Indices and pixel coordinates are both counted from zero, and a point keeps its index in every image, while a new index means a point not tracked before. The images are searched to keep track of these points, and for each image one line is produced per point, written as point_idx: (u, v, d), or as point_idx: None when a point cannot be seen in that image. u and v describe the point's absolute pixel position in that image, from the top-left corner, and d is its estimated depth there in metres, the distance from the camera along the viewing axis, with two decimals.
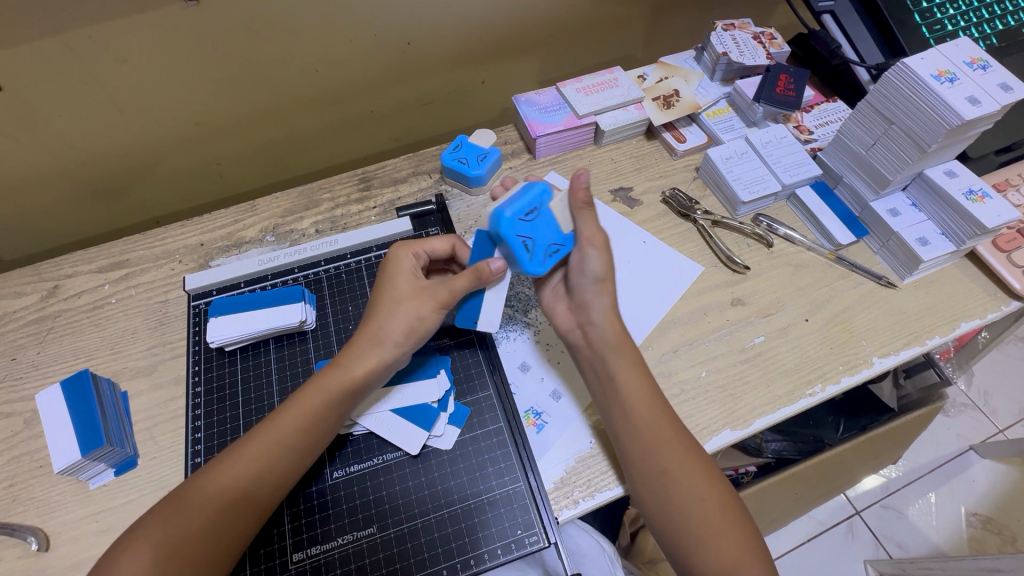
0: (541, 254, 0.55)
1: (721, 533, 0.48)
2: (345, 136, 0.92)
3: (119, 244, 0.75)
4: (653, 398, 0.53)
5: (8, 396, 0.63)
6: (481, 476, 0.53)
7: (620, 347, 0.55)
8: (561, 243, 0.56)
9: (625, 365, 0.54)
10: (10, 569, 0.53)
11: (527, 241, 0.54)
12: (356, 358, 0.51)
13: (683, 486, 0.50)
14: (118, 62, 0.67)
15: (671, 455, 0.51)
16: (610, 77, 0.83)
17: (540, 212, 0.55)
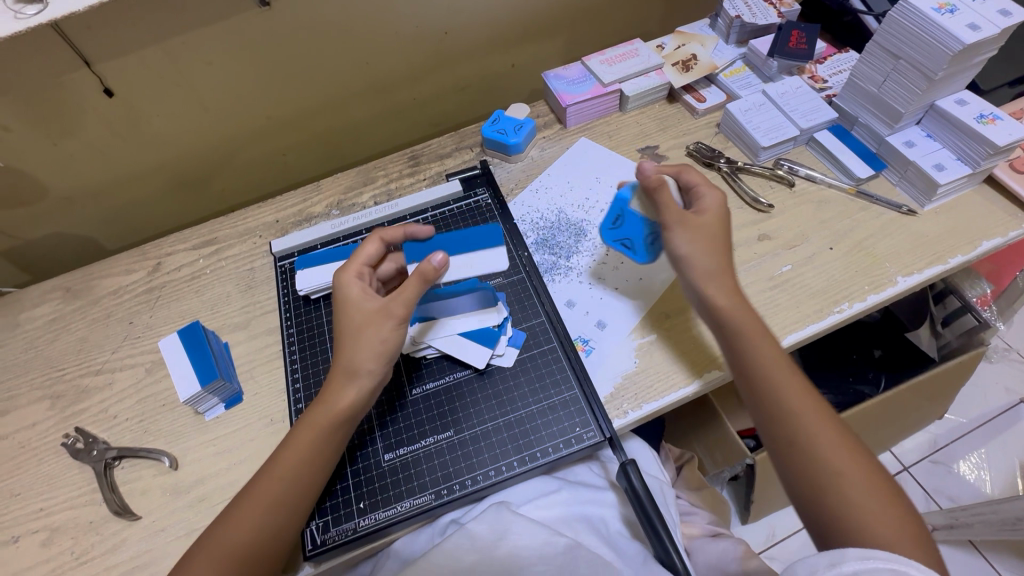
0: (638, 248, 0.69)
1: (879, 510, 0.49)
2: (391, 124, 1.02)
3: (208, 225, 0.86)
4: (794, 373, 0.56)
5: (131, 351, 0.74)
6: (538, 387, 0.60)
7: (746, 323, 0.58)
8: (652, 231, 0.67)
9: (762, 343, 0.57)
10: (149, 484, 0.62)
11: (626, 242, 0.70)
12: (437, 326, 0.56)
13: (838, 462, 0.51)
14: (204, 64, 0.78)
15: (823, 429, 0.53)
16: (631, 48, 0.90)
17: (624, 214, 0.69)
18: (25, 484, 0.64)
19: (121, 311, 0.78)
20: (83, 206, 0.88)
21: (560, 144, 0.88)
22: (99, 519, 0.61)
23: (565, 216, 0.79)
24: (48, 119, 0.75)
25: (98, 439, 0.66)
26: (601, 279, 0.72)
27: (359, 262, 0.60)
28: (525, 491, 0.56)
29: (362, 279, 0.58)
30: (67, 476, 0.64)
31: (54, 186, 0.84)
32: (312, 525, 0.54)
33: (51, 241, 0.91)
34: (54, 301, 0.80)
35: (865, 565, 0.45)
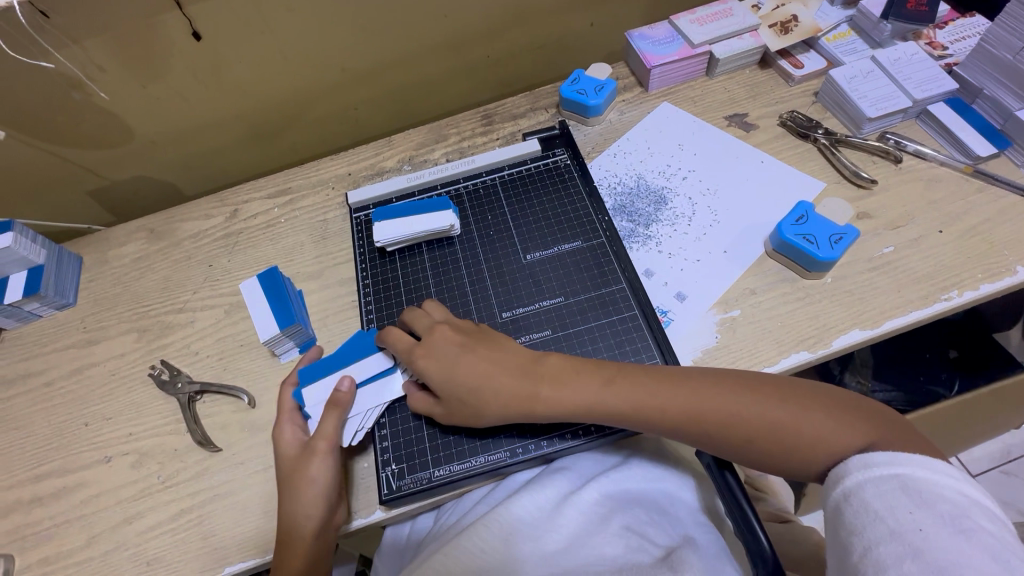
0: (826, 243, 0.62)
1: (858, 427, 0.48)
2: (462, 82, 0.99)
3: (283, 175, 0.86)
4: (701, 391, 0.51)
5: (211, 292, 0.76)
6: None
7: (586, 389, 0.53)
8: (843, 232, 0.63)
9: (655, 391, 0.52)
10: (229, 419, 0.65)
11: (808, 238, 0.63)
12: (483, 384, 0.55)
13: (795, 420, 0.48)
14: (287, 11, 0.77)
15: (767, 410, 0.49)
16: (724, 7, 0.84)
17: (810, 216, 0.65)
18: (115, 409, 0.68)
19: (200, 254, 0.80)
20: (166, 151, 0.91)
21: (640, 108, 0.84)
22: (183, 447, 0.64)
23: (645, 182, 0.76)
24: (142, 61, 0.76)
25: (181, 373, 0.69)
26: (683, 250, 0.69)
27: (285, 413, 0.58)
28: (592, 460, 0.55)
29: (286, 430, 0.56)
30: (154, 405, 0.67)
31: (140, 130, 0.86)
32: (388, 470, 0.56)
33: (133, 185, 0.94)
34: (139, 241, 0.83)
35: (867, 477, 0.43)
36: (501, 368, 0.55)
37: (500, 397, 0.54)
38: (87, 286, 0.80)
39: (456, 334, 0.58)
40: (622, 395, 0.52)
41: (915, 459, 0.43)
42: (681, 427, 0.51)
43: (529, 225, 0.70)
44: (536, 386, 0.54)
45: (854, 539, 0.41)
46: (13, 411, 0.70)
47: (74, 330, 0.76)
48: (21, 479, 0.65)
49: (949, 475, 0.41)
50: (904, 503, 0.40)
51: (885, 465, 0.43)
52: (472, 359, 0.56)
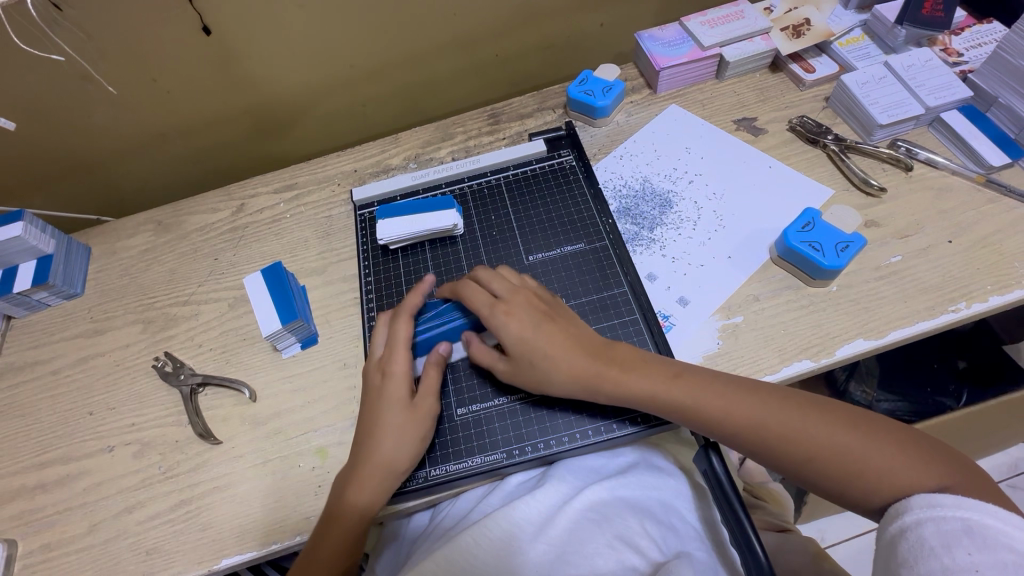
0: (832, 250, 0.62)
1: (928, 469, 0.46)
2: (471, 80, 0.99)
3: (290, 170, 0.87)
4: (766, 404, 0.51)
5: (215, 285, 0.77)
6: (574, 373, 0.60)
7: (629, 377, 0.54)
8: (849, 240, 0.62)
9: (717, 398, 0.52)
10: (230, 412, 0.65)
11: (814, 245, 0.62)
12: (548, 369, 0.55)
13: (836, 433, 0.48)
14: (297, 8, 0.78)
15: (832, 432, 0.49)
16: (735, 10, 0.83)
17: (818, 223, 0.64)
18: (118, 399, 0.69)
19: (206, 247, 0.81)
20: (174, 144, 0.91)
21: (649, 110, 0.83)
22: (184, 439, 0.64)
23: (651, 185, 0.75)
24: (151, 55, 0.77)
25: (184, 365, 0.69)
26: (688, 254, 0.69)
27: (397, 347, 0.58)
28: (588, 466, 0.55)
29: (401, 369, 0.57)
30: (157, 396, 0.68)
31: (151, 124, 0.87)
32: None
33: (143, 176, 0.95)
34: (146, 233, 0.84)
35: (930, 514, 0.42)
36: (570, 353, 0.55)
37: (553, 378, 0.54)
38: (95, 276, 0.81)
39: (516, 327, 0.56)
40: (681, 396, 0.52)
41: (989, 507, 0.41)
42: (739, 435, 0.51)
43: (532, 226, 0.70)
44: (599, 373, 0.54)
45: (903, 571, 0.41)
46: (20, 398, 0.71)
47: (81, 320, 0.77)
48: (25, 465, 0.66)
49: (1022, 525, 0.39)
50: (964, 543, 0.40)
51: (949, 506, 0.42)
52: (545, 341, 0.55)
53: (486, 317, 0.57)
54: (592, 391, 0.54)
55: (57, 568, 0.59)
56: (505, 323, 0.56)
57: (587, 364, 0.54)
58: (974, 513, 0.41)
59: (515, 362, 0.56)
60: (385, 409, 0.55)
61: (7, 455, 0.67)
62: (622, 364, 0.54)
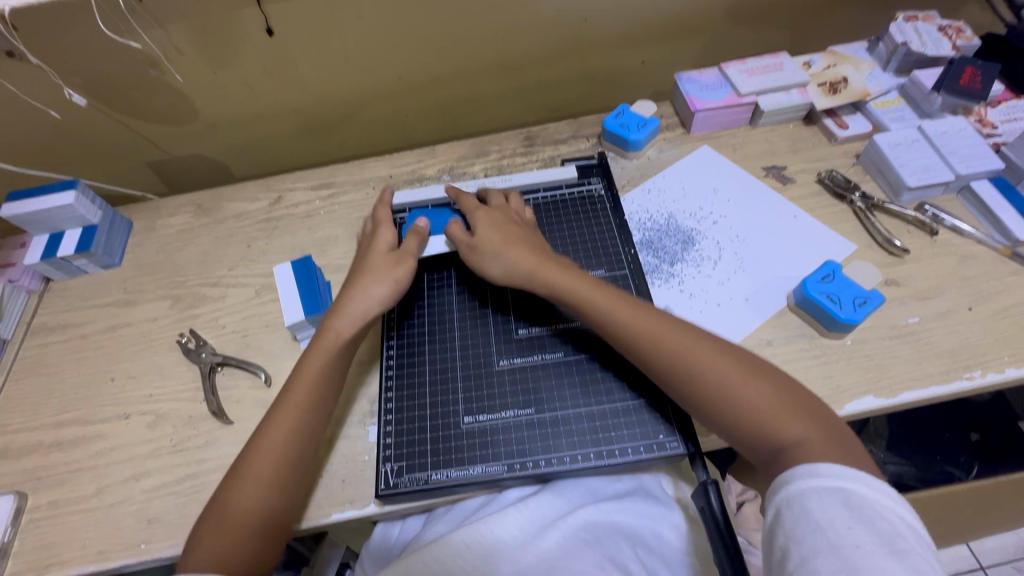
0: (850, 304, 0.62)
1: (803, 425, 0.49)
2: (511, 103, 1.03)
3: (328, 169, 0.91)
4: (672, 325, 0.56)
5: (246, 271, 0.80)
6: (583, 389, 0.58)
7: (559, 277, 0.60)
8: (868, 296, 0.63)
9: (632, 310, 0.57)
10: (244, 394, 0.67)
11: (832, 297, 0.63)
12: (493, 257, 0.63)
13: (727, 366, 0.52)
14: (356, 19, 0.82)
15: (725, 364, 0.52)
16: (775, 61, 0.86)
17: (838, 276, 0.65)
18: (140, 369, 0.71)
19: (241, 234, 0.84)
20: (223, 133, 0.96)
21: (680, 148, 0.86)
22: (198, 415, 0.66)
23: (675, 221, 0.77)
24: (216, 50, 0.82)
25: (207, 344, 0.72)
26: (705, 291, 0.70)
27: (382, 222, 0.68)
28: (585, 490, 0.55)
29: (386, 233, 0.67)
30: (177, 370, 0.71)
31: (204, 112, 0.91)
32: (386, 466, 0.56)
33: (188, 160, 1.00)
34: (186, 214, 0.88)
35: (811, 483, 0.43)
36: (517, 245, 0.63)
37: (500, 261, 0.62)
38: (133, 250, 0.85)
39: (491, 219, 0.67)
40: (600, 301, 0.58)
41: (857, 475, 0.43)
42: (640, 341, 0.55)
43: (555, 247, 0.71)
44: (533, 273, 0.61)
45: (789, 544, 0.41)
46: (48, 357, 0.74)
47: (114, 289, 0.80)
48: (45, 423, 0.68)
49: (889, 495, 0.42)
50: (844, 517, 0.40)
51: (829, 476, 0.43)
52: (503, 235, 0.64)
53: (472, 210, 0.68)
54: (529, 282, 0.61)
55: (61, 526, 0.60)
56: (480, 215, 0.67)
57: (529, 258, 0.61)
58: (843, 478, 0.43)
59: (474, 242, 0.64)
60: (366, 259, 0.65)
61: (29, 411, 0.70)
62: (564, 268, 0.61)
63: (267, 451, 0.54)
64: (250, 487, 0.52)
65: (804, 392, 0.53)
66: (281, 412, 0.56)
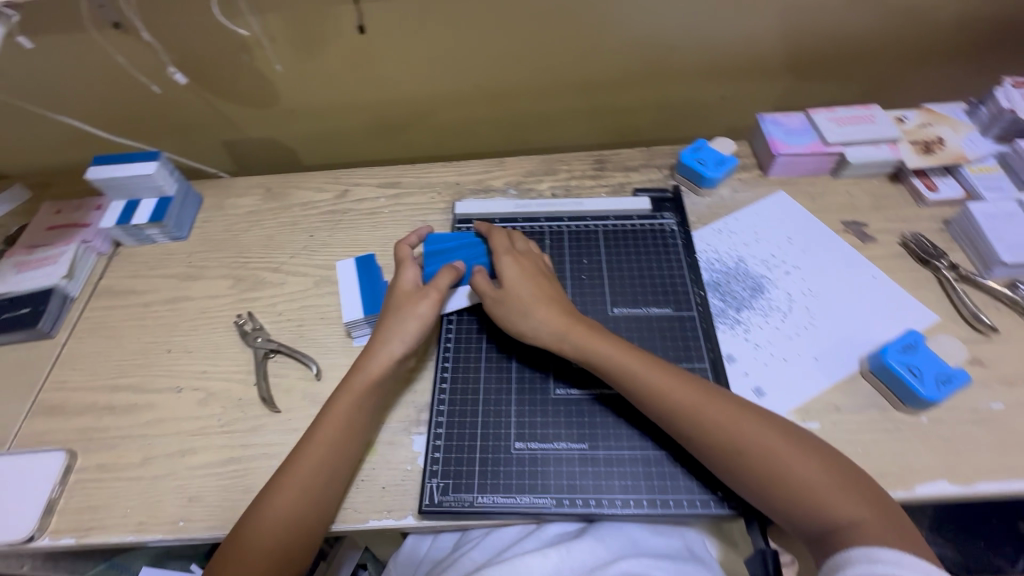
0: (932, 381, 0.59)
1: (857, 506, 0.46)
2: (582, 123, 1.02)
3: (396, 169, 0.91)
4: (708, 395, 0.52)
5: (306, 260, 0.80)
6: (642, 433, 0.56)
7: (588, 336, 0.57)
8: (952, 374, 0.59)
9: (666, 377, 0.54)
10: (294, 384, 0.67)
11: (912, 369, 0.59)
12: (523, 311, 0.59)
13: (768, 440, 0.49)
14: (446, 25, 0.83)
15: (769, 438, 0.49)
16: (867, 113, 0.82)
17: (921, 349, 0.61)
18: (196, 345, 0.73)
19: (305, 222, 0.85)
20: (299, 121, 0.98)
21: (756, 191, 0.83)
22: (247, 399, 0.67)
23: (745, 266, 0.74)
24: (306, 41, 0.83)
25: (263, 328, 0.73)
26: (772, 344, 0.67)
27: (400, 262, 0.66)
28: (630, 538, 0.51)
29: (410, 274, 0.64)
30: (232, 351, 0.71)
31: (285, 98, 0.93)
32: (432, 482, 0.55)
33: (261, 144, 1.02)
34: (254, 196, 0.90)
35: (867, 568, 0.42)
36: (545, 303, 0.59)
37: (530, 318, 0.59)
38: (200, 225, 0.87)
39: (518, 269, 0.62)
40: (633, 367, 0.55)
41: (916, 563, 0.42)
42: (675, 417, 0.52)
43: (621, 279, 0.70)
44: (564, 332, 0.58)
45: None
46: (110, 320, 0.76)
47: (179, 262, 0.82)
48: (101, 385, 0.70)
49: None
50: None
51: (889, 563, 0.42)
52: (530, 289, 0.61)
53: (500, 254, 0.64)
54: (558, 341, 0.58)
55: (106, 490, 0.61)
56: (507, 262, 0.63)
57: (559, 317, 0.58)
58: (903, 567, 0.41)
59: (500, 293, 0.60)
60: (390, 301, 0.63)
61: (87, 371, 0.71)
62: (592, 324, 0.58)
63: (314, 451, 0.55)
64: (292, 483, 0.53)
65: (848, 461, 0.50)
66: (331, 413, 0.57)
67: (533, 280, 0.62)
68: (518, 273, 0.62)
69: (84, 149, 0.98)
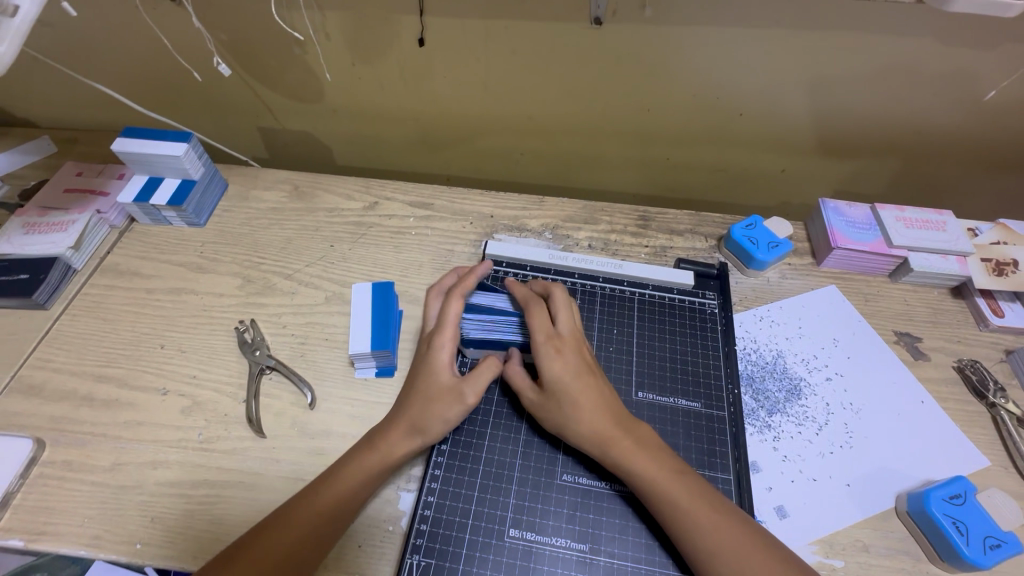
0: (977, 541, 0.53)
1: None
2: (630, 171, 0.97)
3: (431, 189, 0.87)
4: (753, 544, 0.47)
5: (321, 272, 0.76)
6: (650, 545, 0.51)
7: (634, 452, 0.51)
8: (1001, 538, 0.53)
9: (710, 513, 0.48)
10: (284, 409, 0.63)
11: (956, 523, 0.54)
12: (569, 414, 0.53)
13: None
14: (509, 52, 0.79)
15: None
16: (938, 219, 0.76)
17: (969, 500, 0.56)
18: (190, 345, 0.68)
19: (327, 231, 0.81)
20: (340, 122, 0.94)
21: (806, 280, 0.77)
22: (232, 416, 0.62)
23: (784, 363, 0.69)
24: (362, 44, 0.80)
25: (263, 340, 0.69)
26: (801, 459, 0.61)
27: (446, 329, 0.58)
28: None
29: (445, 350, 0.57)
30: (226, 359, 0.67)
31: (330, 97, 0.89)
32: (413, 559, 0.50)
33: (298, 136, 0.98)
34: (280, 192, 0.86)
35: None
36: (593, 409, 0.53)
37: (575, 421, 0.53)
38: (220, 213, 0.83)
39: (567, 366, 0.55)
40: (677, 495, 0.49)
41: None
42: (711, 560, 0.46)
43: (652, 361, 0.66)
44: (610, 441, 0.52)
45: None
46: (108, 302, 0.73)
47: (191, 250, 0.78)
48: (85, 371, 0.66)
49: None
50: None
51: None
52: (579, 391, 0.54)
53: (540, 344, 0.56)
54: (600, 451, 0.52)
55: (68, 492, 0.57)
56: (552, 356, 0.55)
57: (606, 425, 0.53)
58: None
59: (545, 398, 0.54)
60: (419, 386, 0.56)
61: (73, 353, 0.68)
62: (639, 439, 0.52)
63: (312, 504, 0.50)
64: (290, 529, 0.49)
65: None
66: (344, 470, 0.53)
67: (585, 379, 0.55)
68: (570, 370, 0.55)
69: (118, 112, 0.95)
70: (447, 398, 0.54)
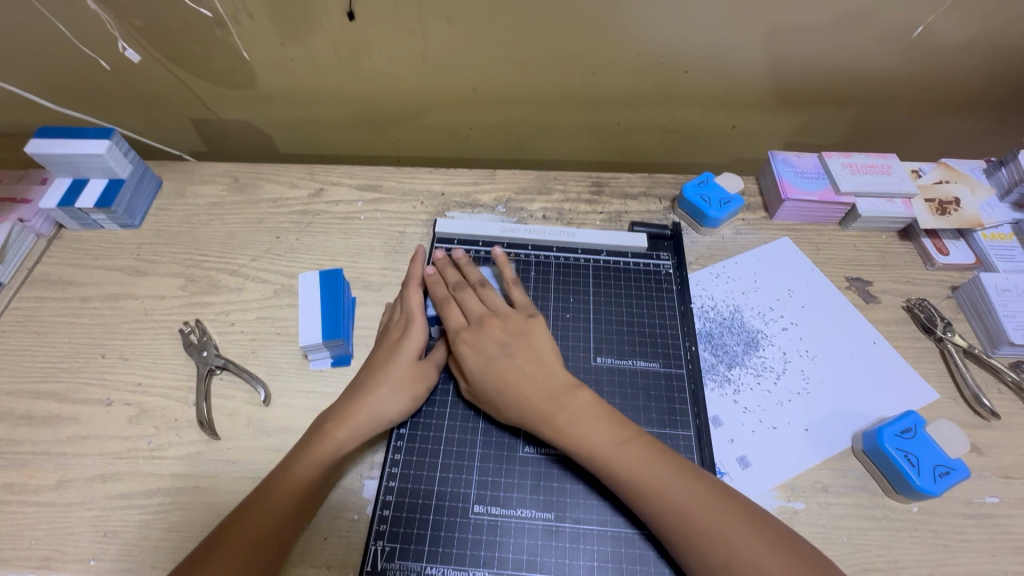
0: (929, 471, 0.55)
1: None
2: (583, 138, 0.96)
3: (377, 171, 0.84)
4: (702, 495, 0.47)
5: (268, 265, 0.73)
6: (614, 507, 0.51)
7: (570, 423, 0.51)
8: (949, 466, 0.55)
9: (662, 469, 0.48)
10: (238, 407, 0.61)
11: (909, 455, 0.56)
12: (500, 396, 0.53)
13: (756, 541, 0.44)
14: (444, 22, 0.75)
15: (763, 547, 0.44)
16: (884, 162, 0.77)
17: (920, 433, 0.57)
18: (134, 352, 0.65)
19: (272, 222, 0.78)
20: (277, 108, 0.90)
21: (760, 234, 0.78)
22: (183, 421, 0.60)
23: (741, 317, 0.70)
24: (288, 23, 0.75)
25: (211, 340, 0.66)
26: (760, 409, 0.62)
27: (416, 317, 0.59)
28: None
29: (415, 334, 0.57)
30: (173, 363, 0.65)
31: (262, 81, 0.85)
32: (377, 545, 0.50)
33: (235, 126, 0.94)
34: (219, 185, 0.82)
35: None
36: (518, 389, 0.53)
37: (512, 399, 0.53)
38: (156, 212, 0.79)
39: (476, 351, 0.55)
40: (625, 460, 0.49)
41: None
42: (662, 516, 0.46)
43: (610, 326, 0.66)
44: (549, 417, 0.51)
45: None
46: (41, 314, 0.69)
47: (127, 253, 0.74)
48: (20, 389, 0.62)
49: None
50: None
51: None
52: (499, 373, 0.53)
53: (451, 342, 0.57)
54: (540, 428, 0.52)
55: (13, 515, 0.54)
56: (464, 351, 0.56)
57: (534, 402, 0.52)
58: None
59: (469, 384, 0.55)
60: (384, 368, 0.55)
61: (6, 371, 0.64)
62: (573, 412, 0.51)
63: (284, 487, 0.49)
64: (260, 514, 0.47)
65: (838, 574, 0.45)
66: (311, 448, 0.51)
67: (499, 363, 0.54)
68: (480, 363, 0.54)
69: (35, 114, 0.89)
70: (403, 384, 0.54)
